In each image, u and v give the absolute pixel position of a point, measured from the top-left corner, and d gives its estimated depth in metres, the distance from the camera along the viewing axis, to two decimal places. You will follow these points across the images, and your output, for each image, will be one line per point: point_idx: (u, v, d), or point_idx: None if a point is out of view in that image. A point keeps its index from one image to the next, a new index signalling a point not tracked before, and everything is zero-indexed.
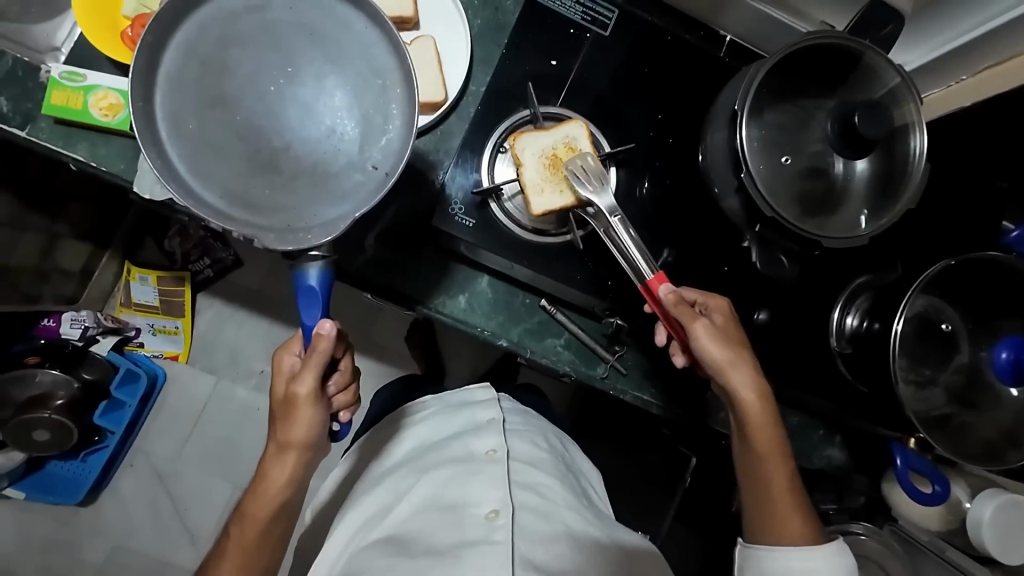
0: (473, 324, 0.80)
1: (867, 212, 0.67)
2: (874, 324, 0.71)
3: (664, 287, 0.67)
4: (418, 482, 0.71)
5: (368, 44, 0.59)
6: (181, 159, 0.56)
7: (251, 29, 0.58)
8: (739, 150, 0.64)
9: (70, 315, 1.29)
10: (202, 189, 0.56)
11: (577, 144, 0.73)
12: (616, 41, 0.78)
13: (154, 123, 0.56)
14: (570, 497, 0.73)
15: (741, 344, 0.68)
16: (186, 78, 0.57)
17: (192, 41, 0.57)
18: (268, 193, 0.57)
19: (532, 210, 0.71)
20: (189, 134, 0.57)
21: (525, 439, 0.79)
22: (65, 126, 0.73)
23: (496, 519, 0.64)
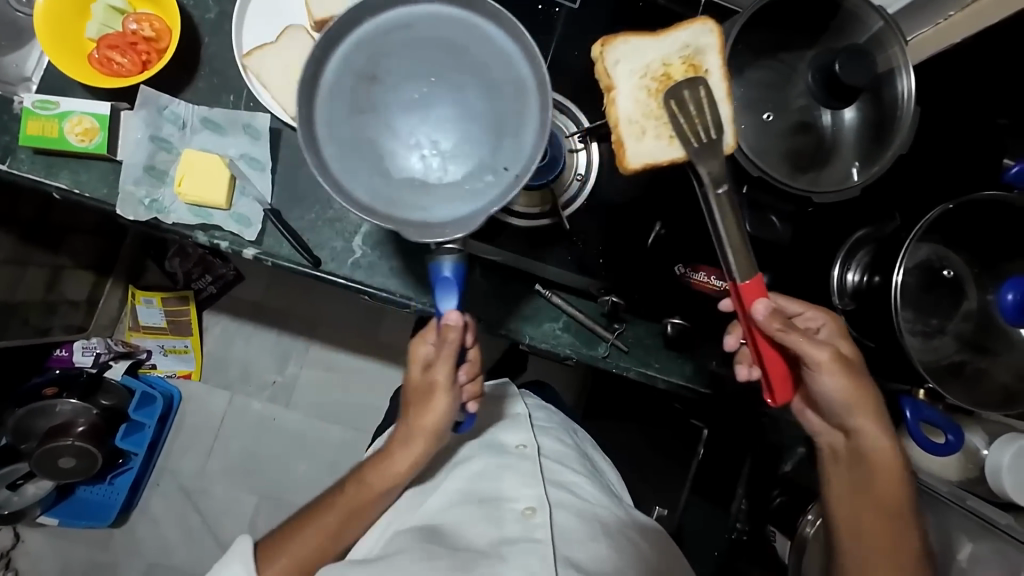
0: (469, 315, 0.80)
1: (859, 161, 0.65)
2: (875, 278, 0.69)
3: (761, 304, 0.59)
4: (454, 477, 0.72)
5: (505, 56, 0.59)
6: (333, 158, 0.57)
7: (397, 43, 0.58)
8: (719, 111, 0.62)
9: (82, 344, 1.40)
10: (352, 187, 0.56)
11: (695, 64, 0.66)
12: (589, 14, 0.77)
13: (313, 127, 0.57)
14: (599, 492, 0.74)
15: (858, 371, 0.63)
16: (346, 88, 0.58)
17: (349, 55, 0.58)
18: (408, 192, 0.57)
19: (628, 161, 0.66)
20: (340, 138, 0.57)
21: (551, 435, 0.80)
22: (45, 156, 0.73)
23: (533, 516, 0.64)
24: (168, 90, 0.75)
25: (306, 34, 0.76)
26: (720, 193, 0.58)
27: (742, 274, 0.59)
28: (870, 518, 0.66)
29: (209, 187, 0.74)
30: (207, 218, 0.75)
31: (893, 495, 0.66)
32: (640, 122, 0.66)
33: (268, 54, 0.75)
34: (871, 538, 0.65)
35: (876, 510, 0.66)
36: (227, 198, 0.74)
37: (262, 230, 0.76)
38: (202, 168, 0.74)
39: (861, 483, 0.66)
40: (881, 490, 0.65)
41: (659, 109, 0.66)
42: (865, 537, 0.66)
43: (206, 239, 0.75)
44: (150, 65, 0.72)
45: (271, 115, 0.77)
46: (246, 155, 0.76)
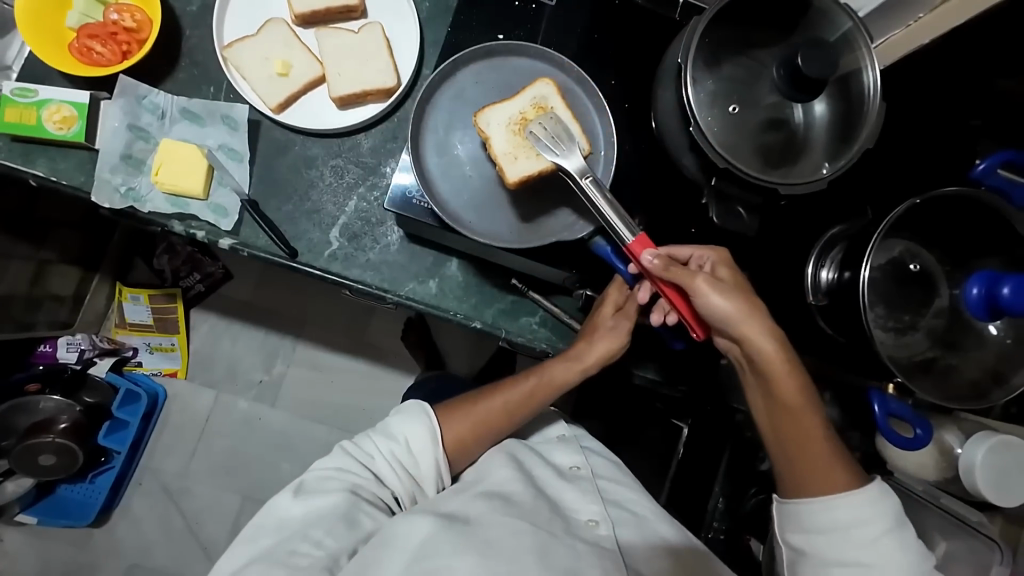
0: (446, 308, 0.80)
1: (828, 156, 0.66)
2: (845, 274, 0.70)
3: (647, 252, 0.63)
4: (516, 468, 0.72)
5: (535, 70, 0.73)
6: (469, 215, 0.71)
7: (461, 109, 0.73)
8: (688, 106, 0.64)
9: (66, 339, 1.38)
10: (496, 230, 0.71)
11: (547, 103, 0.71)
12: (566, 12, 0.75)
13: (440, 196, 0.71)
14: (660, 511, 0.73)
15: (748, 293, 0.62)
16: (442, 163, 0.72)
17: (434, 136, 0.72)
18: (536, 211, 0.72)
19: (509, 179, 0.68)
20: (464, 197, 0.72)
21: (602, 457, 0.81)
22: (23, 143, 0.73)
23: (598, 527, 0.67)
24: (148, 82, 0.76)
25: (287, 28, 0.77)
26: (585, 183, 0.64)
27: (628, 231, 0.63)
28: (792, 445, 0.60)
29: (188, 175, 0.74)
30: (184, 207, 0.76)
31: (800, 407, 0.60)
32: (513, 150, 0.69)
33: (248, 46, 0.76)
34: (801, 458, 0.59)
35: (789, 425, 0.60)
36: (204, 188, 0.75)
37: (238, 221, 0.77)
38: (180, 158, 0.75)
39: (775, 409, 0.61)
40: (800, 412, 0.60)
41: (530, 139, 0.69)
42: (801, 467, 0.59)
43: (183, 229, 0.75)
44: (130, 55, 0.73)
45: (249, 106, 0.77)
46: (224, 146, 0.77)
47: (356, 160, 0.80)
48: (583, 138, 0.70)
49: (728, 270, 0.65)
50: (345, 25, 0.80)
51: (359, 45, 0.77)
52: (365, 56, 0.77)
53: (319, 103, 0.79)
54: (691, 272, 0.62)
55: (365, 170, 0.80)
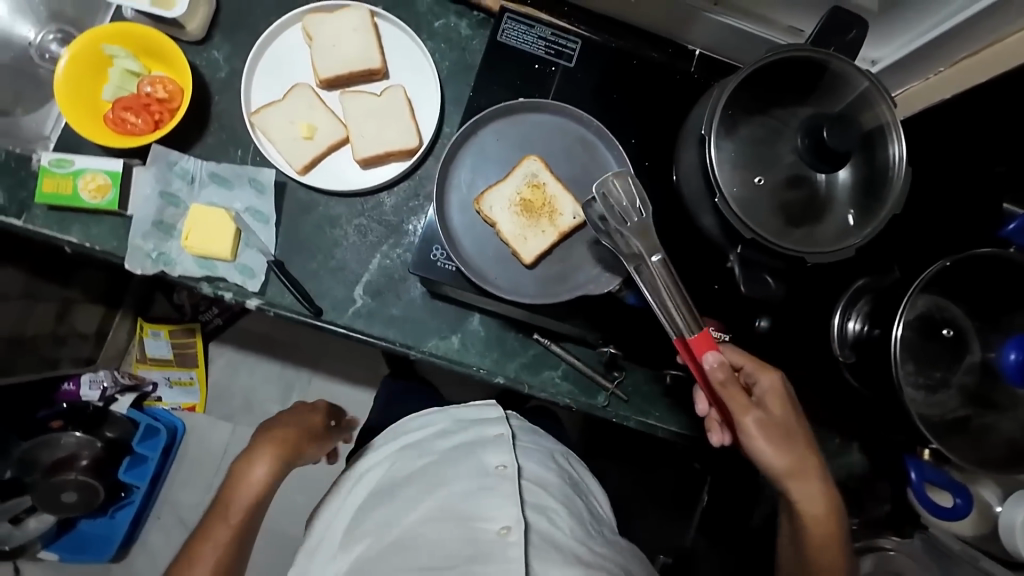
0: (468, 364, 0.81)
1: (855, 212, 0.66)
2: (874, 329, 0.69)
3: (711, 356, 0.59)
4: (430, 495, 0.64)
5: (554, 123, 0.71)
6: (494, 273, 0.68)
7: (479, 164, 0.69)
8: (711, 174, 0.64)
9: (89, 377, 1.39)
10: (522, 288, 0.69)
11: (539, 179, 0.67)
12: (584, 71, 0.75)
13: (465, 257, 0.68)
14: (575, 525, 0.67)
15: (795, 434, 0.66)
16: (467, 222, 0.69)
17: (459, 197, 0.69)
18: (562, 265, 0.69)
19: (526, 261, 0.67)
20: (489, 256, 0.69)
21: (535, 458, 0.74)
22: (58, 211, 0.76)
23: (509, 536, 0.58)
24: (177, 146, 0.78)
25: (312, 93, 0.79)
26: (654, 261, 0.59)
27: (689, 329, 0.60)
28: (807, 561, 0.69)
29: (216, 239, 0.76)
30: (211, 269, 0.77)
31: (824, 539, 0.68)
32: (522, 232, 0.68)
33: (274, 112, 0.78)
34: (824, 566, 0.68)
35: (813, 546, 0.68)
36: (232, 250, 0.76)
37: (265, 281, 0.78)
38: (207, 221, 0.76)
39: (798, 529, 0.69)
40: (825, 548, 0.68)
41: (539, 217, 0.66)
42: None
43: (211, 290, 0.77)
44: (162, 124, 0.75)
45: (276, 169, 0.79)
46: (251, 208, 0.78)
47: (378, 218, 0.81)
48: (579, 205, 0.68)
49: (781, 409, 0.68)
50: (367, 87, 0.82)
51: (382, 108, 0.79)
52: (387, 118, 0.79)
53: (344, 163, 0.81)
54: (747, 406, 0.64)
55: (388, 229, 0.81)
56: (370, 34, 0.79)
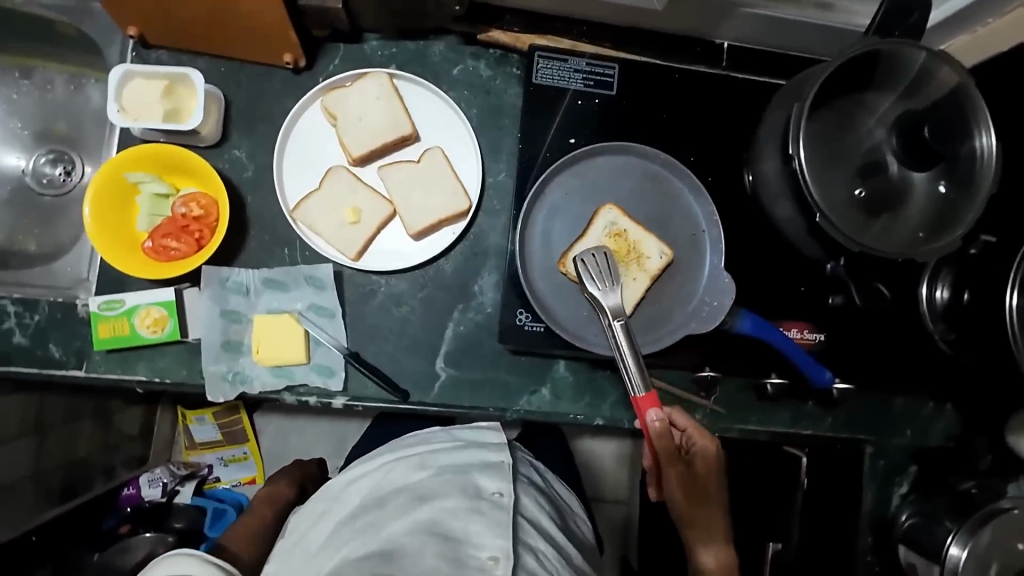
0: (564, 412, 0.79)
1: (944, 181, 0.64)
2: (965, 296, 0.70)
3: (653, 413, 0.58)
4: (420, 510, 0.63)
5: (616, 164, 0.67)
6: (591, 331, 0.65)
7: (552, 222, 0.65)
8: (807, 192, 0.61)
9: (147, 476, 1.40)
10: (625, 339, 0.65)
11: (617, 228, 0.64)
12: (627, 96, 0.72)
13: (561, 321, 0.65)
14: (558, 559, 0.65)
15: (699, 489, 0.75)
16: (553, 284, 0.65)
17: (542, 260, 0.65)
18: (660, 308, 0.65)
19: (624, 312, 0.64)
20: (585, 314, 0.66)
21: (531, 492, 0.70)
22: (118, 353, 0.72)
23: (494, 569, 0.58)
24: (222, 258, 0.75)
25: (348, 173, 0.76)
26: (616, 325, 0.59)
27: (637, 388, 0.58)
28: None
29: (289, 346, 0.73)
30: (289, 377, 0.74)
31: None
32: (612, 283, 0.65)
33: (316, 203, 0.75)
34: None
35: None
36: (306, 352, 0.74)
37: (345, 376, 0.76)
38: (275, 330, 0.73)
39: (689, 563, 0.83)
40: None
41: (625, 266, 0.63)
42: None
43: (295, 398, 0.75)
44: (205, 241, 0.71)
45: (331, 261, 0.76)
46: (313, 305, 0.75)
47: (443, 287, 0.78)
48: (662, 244, 0.65)
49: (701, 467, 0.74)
50: (401, 154, 0.78)
51: (425, 174, 0.75)
52: (432, 184, 0.75)
53: (396, 238, 0.77)
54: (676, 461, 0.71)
55: (455, 295, 0.78)
56: (394, 100, 0.75)
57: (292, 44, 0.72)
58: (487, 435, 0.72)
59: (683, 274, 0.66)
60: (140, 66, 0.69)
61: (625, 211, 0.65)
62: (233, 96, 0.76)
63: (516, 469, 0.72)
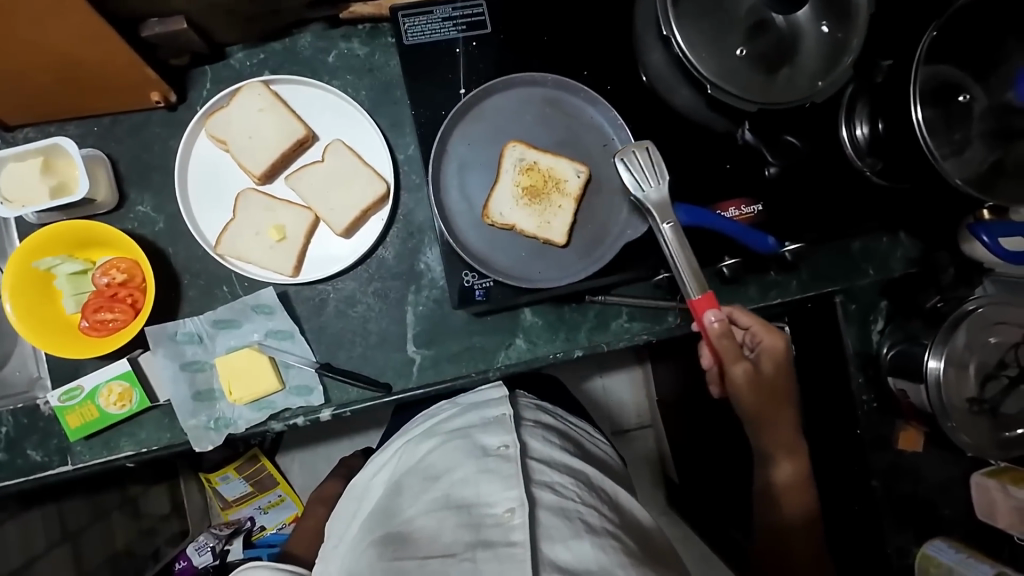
0: (544, 355, 0.81)
1: (828, 21, 0.65)
2: (879, 125, 0.72)
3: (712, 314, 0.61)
4: (432, 486, 0.63)
5: (509, 98, 0.65)
6: (537, 269, 0.65)
7: (463, 177, 0.64)
8: (692, 68, 0.64)
9: (194, 545, 1.42)
10: (570, 267, 0.65)
11: (527, 162, 0.64)
12: (505, 28, 0.70)
13: (504, 269, 0.64)
14: (581, 488, 0.64)
15: (772, 392, 0.76)
16: (485, 237, 0.64)
17: (467, 217, 0.64)
18: (593, 228, 0.66)
19: (560, 242, 0.63)
20: (525, 256, 0.65)
21: (538, 435, 0.70)
22: (97, 437, 0.72)
23: (512, 518, 0.57)
24: (166, 316, 0.74)
25: (258, 193, 0.74)
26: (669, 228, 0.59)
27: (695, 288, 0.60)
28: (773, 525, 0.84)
29: (258, 377, 0.73)
30: (271, 406, 0.74)
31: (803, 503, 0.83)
32: (541, 218, 0.64)
33: (235, 232, 0.73)
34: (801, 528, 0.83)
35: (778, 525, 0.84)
36: (278, 378, 0.74)
37: (324, 389, 0.76)
38: (240, 367, 0.73)
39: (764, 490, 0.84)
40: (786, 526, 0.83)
41: (546, 198, 0.63)
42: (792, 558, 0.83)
43: (283, 425, 0.75)
44: (140, 304, 0.69)
45: (272, 284, 0.75)
46: (269, 331, 0.75)
47: (390, 274, 0.78)
48: (575, 163, 0.64)
49: (769, 367, 0.75)
50: (304, 159, 0.76)
51: (333, 171, 0.74)
52: (344, 179, 0.74)
53: (328, 243, 0.76)
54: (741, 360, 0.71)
55: (405, 279, 0.78)
56: (278, 107, 0.73)
57: (153, 80, 0.68)
58: (488, 394, 0.74)
59: (605, 187, 0.66)
60: (8, 150, 0.66)
61: (528, 144, 0.65)
62: (117, 153, 0.73)
63: (521, 418, 0.72)
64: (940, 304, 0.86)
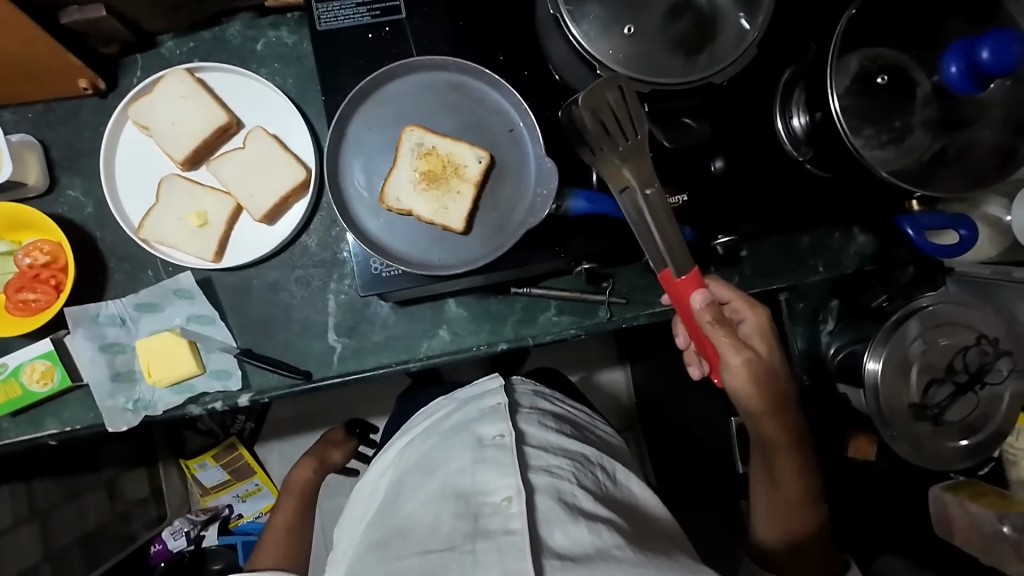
0: (469, 347, 0.79)
1: (744, 12, 0.61)
2: (817, 116, 0.64)
3: (698, 296, 0.61)
4: (429, 479, 0.63)
5: (415, 85, 0.67)
6: (437, 254, 0.66)
7: (366, 163, 0.67)
8: (582, 51, 0.60)
9: (168, 530, 1.32)
10: (469, 251, 0.66)
11: (427, 147, 0.65)
12: (420, 12, 0.69)
13: (403, 253, 0.66)
14: (579, 472, 0.62)
15: (772, 377, 0.64)
16: (388, 221, 0.66)
17: (368, 202, 0.66)
18: (494, 214, 0.67)
19: (457, 227, 0.65)
20: (426, 241, 0.66)
21: (534, 421, 0.68)
22: (23, 414, 0.74)
23: (510, 507, 0.55)
24: (91, 298, 0.75)
25: (180, 178, 0.75)
26: (650, 194, 0.61)
27: (677, 262, 0.61)
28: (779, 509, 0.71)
29: (177, 361, 0.74)
30: (190, 389, 0.75)
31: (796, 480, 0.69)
32: (439, 202, 0.65)
33: (156, 217, 0.74)
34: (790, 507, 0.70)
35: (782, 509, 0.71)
36: (197, 362, 0.74)
37: (244, 374, 0.76)
38: (160, 350, 0.74)
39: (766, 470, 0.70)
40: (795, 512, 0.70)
41: (444, 183, 0.65)
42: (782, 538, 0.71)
43: (201, 409, 0.75)
44: (62, 285, 0.72)
45: (191, 269, 0.76)
46: (192, 316, 0.76)
47: (313, 262, 0.78)
48: (476, 149, 0.66)
49: (761, 346, 0.67)
50: (228, 145, 0.77)
51: (253, 157, 0.74)
52: (263, 166, 0.74)
53: (249, 229, 0.77)
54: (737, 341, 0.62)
55: (327, 266, 0.78)
56: (199, 93, 0.73)
57: (78, 68, 0.70)
58: (486, 384, 0.73)
59: (507, 174, 0.67)
60: None
61: (430, 130, 0.67)
62: (49, 139, 0.76)
63: (517, 407, 0.71)
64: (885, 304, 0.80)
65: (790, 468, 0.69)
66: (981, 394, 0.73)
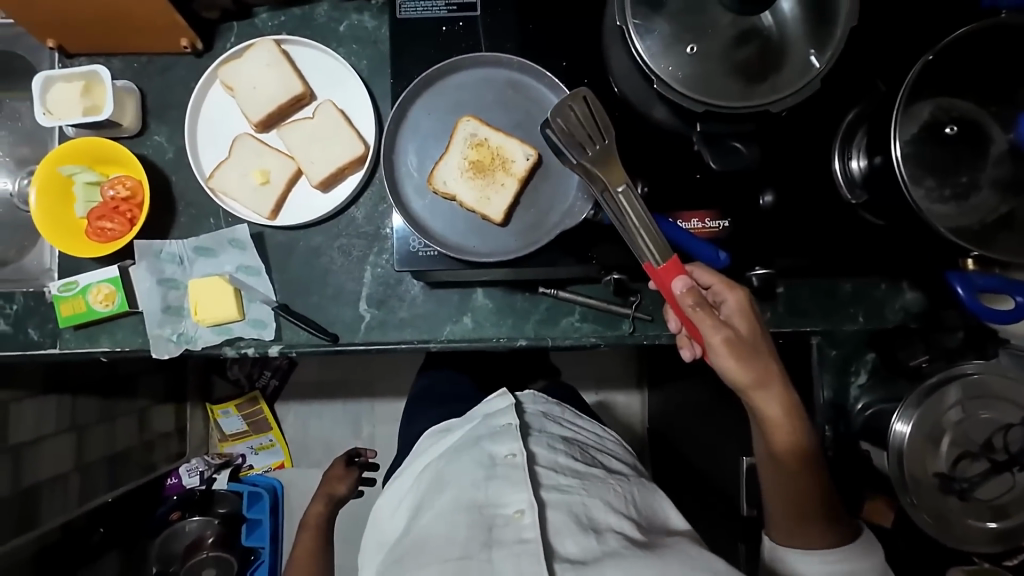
0: (489, 337, 0.81)
1: (814, 48, 0.60)
2: (875, 159, 0.64)
3: (678, 280, 0.60)
4: (444, 493, 0.65)
5: (478, 79, 0.71)
6: (473, 242, 0.69)
7: (420, 147, 0.70)
8: (641, 64, 0.61)
9: (185, 466, 1.38)
10: (504, 243, 0.68)
11: (479, 138, 0.68)
12: (493, 13, 0.72)
13: (442, 237, 0.69)
14: (591, 486, 0.64)
15: (762, 354, 0.61)
16: (433, 204, 0.70)
17: (417, 185, 0.70)
18: (534, 212, 0.69)
19: (495, 218, 0.67)
20: (465, 229, 0.69)
21: (546, 440, 0.70)
22: (83, 329, 0.82)
23: (523, 518, 0.59)
24: (157, 235, 0.82)
25: (253, 139, 0.81)
26: (624, 193, 0.61)
27: (659, 253, 0.61)
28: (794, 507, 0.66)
29: (221, 304, 0.79)
30: (228, 332, 0.81)
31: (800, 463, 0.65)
32: (482, 192, 0.68)
33: (227, 169, 0.81)
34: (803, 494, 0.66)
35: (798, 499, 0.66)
36: (238, 308, 0.80)
37: (277, 327, 0.81)
38: (208, 291, 0.79)
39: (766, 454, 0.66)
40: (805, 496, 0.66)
41: (489, 174, 0.67)
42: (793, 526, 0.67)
43: (235, 352, 0.81)
44: (136, 219, 0.79)
45: (248, 223, 0.82)
46: (241, 266, 0.82)
47: (356, 233, 0.82)
48: (525, 146, 0.68)
49: (743, 323, 0.63)
50: (300, 114, 0.83)
51: (320, 127, 0.80)
52: (327, 136, 0.79)
53: (306, 194, 0.82)
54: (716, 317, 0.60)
55: (369, 239, 0.82)
56: (284, 64, 0.80)
57: (182, 27, 0.77)
58: (498, 403, 0.74)
59: (552, 175, 0.69)
60: (56, 71, 0.78)
61: (484, 122, 0.69)
62: (147, 87, 0.84)
63: (528, 424, 0.72)
64: (924, 365, 0.76)
65: (791, 445, 0.64)
66: (1020, 477, 0.68)
